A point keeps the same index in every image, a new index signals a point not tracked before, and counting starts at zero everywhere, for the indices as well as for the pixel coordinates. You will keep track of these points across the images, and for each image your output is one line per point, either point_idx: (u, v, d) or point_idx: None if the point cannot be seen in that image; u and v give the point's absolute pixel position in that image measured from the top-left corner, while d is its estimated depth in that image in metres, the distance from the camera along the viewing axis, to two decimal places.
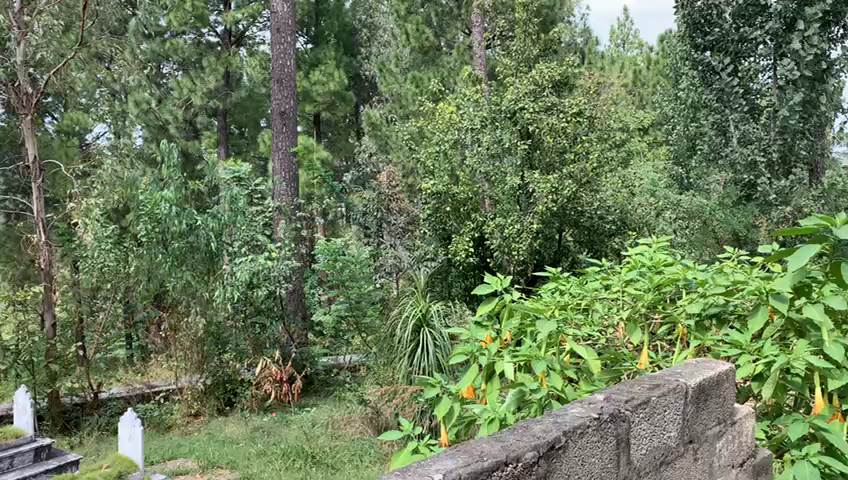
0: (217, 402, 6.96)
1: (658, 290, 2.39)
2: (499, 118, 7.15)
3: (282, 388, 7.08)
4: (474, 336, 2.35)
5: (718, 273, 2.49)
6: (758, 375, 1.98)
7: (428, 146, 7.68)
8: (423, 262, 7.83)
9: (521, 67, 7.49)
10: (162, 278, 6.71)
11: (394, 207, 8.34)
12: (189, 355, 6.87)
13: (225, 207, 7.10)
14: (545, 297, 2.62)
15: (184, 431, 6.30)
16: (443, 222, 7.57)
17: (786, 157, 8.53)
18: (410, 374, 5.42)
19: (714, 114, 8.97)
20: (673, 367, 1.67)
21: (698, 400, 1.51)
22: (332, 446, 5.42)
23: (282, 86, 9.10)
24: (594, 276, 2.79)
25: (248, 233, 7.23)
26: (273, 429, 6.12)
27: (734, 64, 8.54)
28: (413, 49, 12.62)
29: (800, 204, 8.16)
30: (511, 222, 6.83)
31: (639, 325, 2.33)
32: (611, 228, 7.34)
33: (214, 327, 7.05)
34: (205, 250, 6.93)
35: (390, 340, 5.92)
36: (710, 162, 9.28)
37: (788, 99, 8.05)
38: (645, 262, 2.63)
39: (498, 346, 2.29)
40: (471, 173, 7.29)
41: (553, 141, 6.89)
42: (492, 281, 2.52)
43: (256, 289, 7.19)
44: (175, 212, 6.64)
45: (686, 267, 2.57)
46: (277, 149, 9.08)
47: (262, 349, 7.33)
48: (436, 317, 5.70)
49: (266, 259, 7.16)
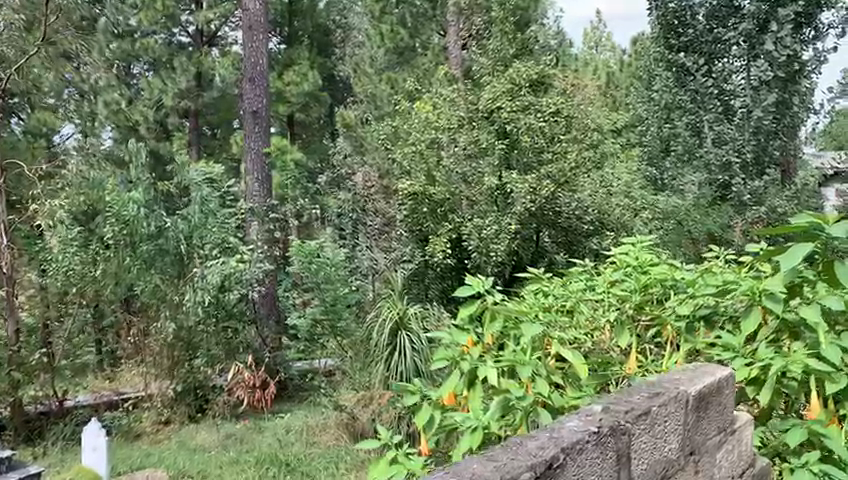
0: (188, 408, 6.75)
1: (643, 292, 2.32)
2: (476, 118, 7.20)
3: (256, 394, 7.09)
4: (455, 340, 2.30)
5: (705, 273, 2.42)
6: (754, 380, 1.89)
7: (403, 146, 7.57)
8: (399, 264, 7.49)
9: (499, 66, 7.36)
10: (130, 282, 6.58)
11: (370, 207, 8.12)
12: (159, 361, 6.67)
13: (195, 206, 6.90)
14: (528, 299, 2.53)
15: (154, 439, 6.09)
16: (422, 222, 7.28)
17: (760, 158, 8.60)
18: (386, 378, 5.43)
19: (688, 115, 8.92)
20: (669, 372, 1.56)
21: (699, 409, 1.41)
22: (307, 454, 5.33)
23: (254, 85, 8.91)
24: (578, 278, 2.70)
25: (222, 235, 6.96)
26: (247, 436, 5.95)
27: (707, 65, 8.56)
28: (388, 50, 12.66)
29: (775, 204, 8.54)
30: (489, 223, 6.79)
31: (628, 327, 2.25)
32: (589, 229, 7.29)
33: (185, 332, 6.75)
34: (175, 253, 6.75)
35: (367, 345, 5.75)
36: (683, 163, 9.28)
37: (762, 100, 8.25)
38: (630, 262, 2.54)
39: (480, 351, 2.22)
40: (448, 173, 7.16)
41: (531, 140, 6.89)
42: (473, 283, 2.44)
43: (227, 293, 6.89)
44: (144, 212, 6.52)
45: (672, 267, 2.49)
46: (249, 149, 8.94)
47: (235, 353, 7.19)
48: (415, 320, 5.58)
49: (239, 261, 6.90)
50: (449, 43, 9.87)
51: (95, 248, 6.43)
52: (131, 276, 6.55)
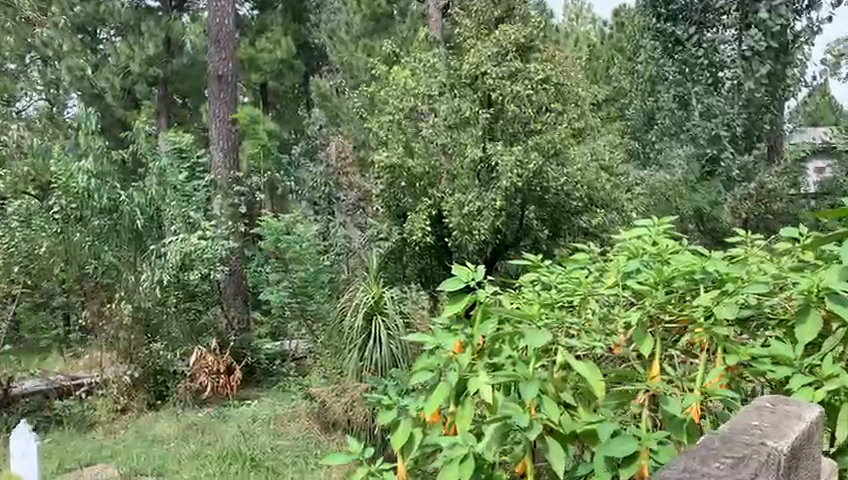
0: (147, 395, 6.32)
1: (666, 286, 1.89)
2: (458, 84, 6.76)
3: (220, 380, 6.60)
4: (439, 345, 1.92)
5: (735, 262, 2.05)
6: (825, 406, 1.53)
7: (379, 115, 7.06)
8: (375, 243, 6.95)
9: (484, 29, 6.92)
10: (81, 261, 5.98)
11: (344, 181, 7.52)
12: (116, 343, 6.24)
13: (153, 182, 6.40)
14: (526, 291, 2.12)
15: (109, 429, 5.65)
16: (399, 198, 6.87)
17: (749, 132, 8.90)
18: (360, 370, 4.96)
19: (676, 87, 9.07)
20: (739, 409, 1.22)
21: (791, 469, 1.07)
22: (274, 446, 4.93)
23: (220, 48, 8.36)
24: (583, 264, 2.28)
25: (181, 209, 6.50)
26: (209, 426, 5.52)
27: (698, 34, 8.82)
28: (365, 16, 12.18)
29: (765, 180, 8.63)
30: (471, 199, 6.36)
31: (649, 329, 1.85)
32: (578, 206, 6.87)
33: (142, 313, 6.33)
34: (131, 230, 6.26)
35: (340, 333, 5.22)
36: (668, 138, 9.19)
37: (755, 72, 8.50)
38: (647, 250, 2.13)
39: (468, 360, 1.84)
40: (428, 145, 6.70)
41: (518, 109, 6.49)
42: (460, 275, 2.05)
43: (188, 273, 6.33)
44: (95, 184, 5.95)
45: (697, 255, 2.11)
46: (215, 116, 8.44)
47: (200, 336, 6.76)
48: (391, 303, 5.12)
49: (199, 238, 6.37)
50: (430, 8, 9.27)
51: (41, 223, 5.80)
52: (82, 254, 5.94)
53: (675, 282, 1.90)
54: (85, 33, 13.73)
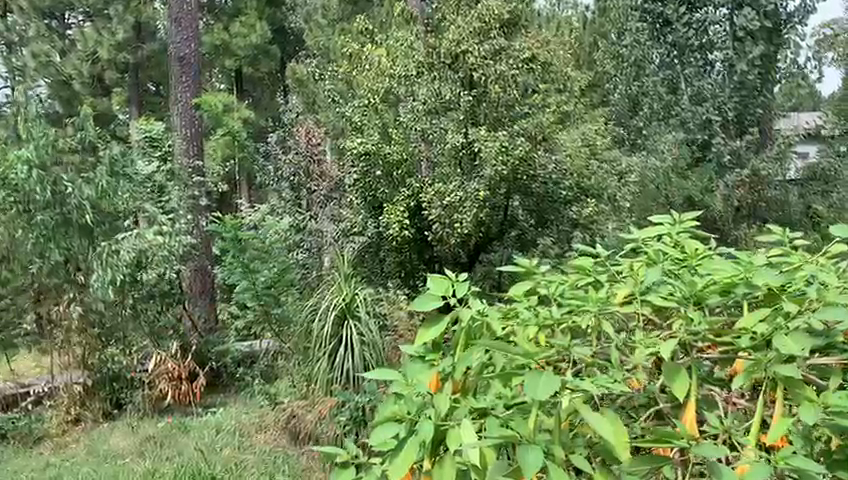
0: (103, 404, 5.93)
1: (701, 304, 1.48)
2: (437, 63, 6.27)
3: (182, 388, 6.13)
4: (411, 382, 1.52)
5: (775, 265, 1.64)
6: None
7: (353, 99, 6.58)
8: (349, 237, 6.42)
9: (464, 4, 6.28)
10: (23, 260, 5.63)
11: (315, 170, 6.66)
12: (68, 351, 5.87)
13: (104, 173, 5.87)
14: (519, 305, 1.69)
15: (59, 444, 5.23)
16: (375, 188, 6.32)
17: (740, 117, 8.40)
18: (330, 383, 4.64)
19: (664, 70, 8.58)
20: None
21: None
22: (239, 460, 4.43)
23: (181, 27, 7.88)
24: (587, 271, 1.82)
25: (133, 202, 6.10)
26: (169, 439, 5.05)
27: (688, 14, 8.19)
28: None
29: (758, 167, 8.36)
30: (452, 188, 5.95)
31: (682, 362, 1.43)
32: (568, 195, 6.45)
33: (94, 315, 5.93)
34: (81, 224, 5.71)
35: (307, 337, 4.91)
36: (656, 123, 8.92)
37: (748, 53, 8.01)
38: (673, 254, 1.69)
39: (452, 402, 1.43)
40: (405, 130, 6.24)
41: (502, 92, 6.07)
42: (437, 287, 1.62)
43: (141, 272, 6.00)
44: (37, 176, 5.40)
45: (731, 259, 1.69)
46: (176, 100, 7.97)
47: (158, 340, 6.35)
48: (363, 305, 4.83)
49: (156, 233, 6.04)
50: None
51: None
52: (25, 253, 5.58)
53: (712, 298, 1.50)
54: (52, 17, 13.16)
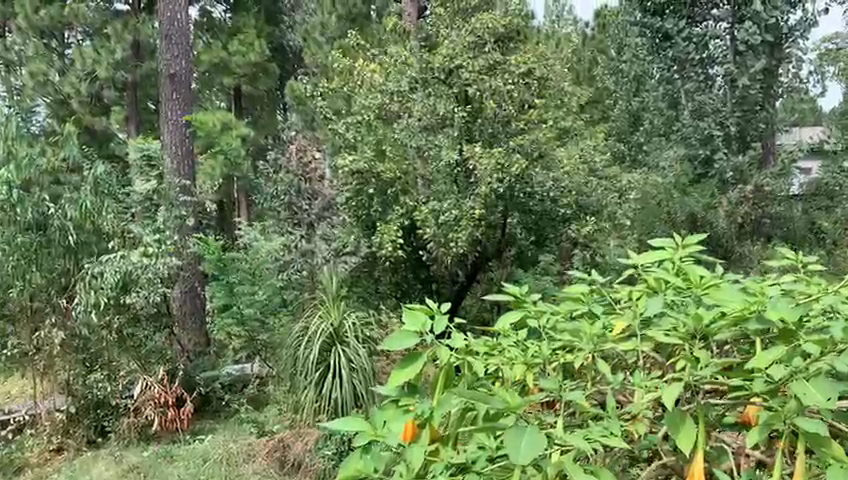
0: (87, 432, 5.94)
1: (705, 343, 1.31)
2: (431, 79, 6.15)
3: (168, 414, 6.08)
4: (383, 430, 1.35)
5: (788, 295, 1.46)
6: None
7: (346, 116, 6.42)
8: (340, 258, 6.32)
9: (459, 20, 6.26)
10: (5, 281, 5.44)
11: (307, 188, 6.55)
12: (48, 378, 5.86)
13: (89, 192, 5.68)
14: (504, 340, 1.52)
15: (39, 474, 5.16)
16: (368, 206, 6.23)
17: (744, 132, 8.31)
18: (317, 413, 4.74)
19: (664, 84, 8.44)
20: None
21: None
22: None
23: (171, 44, 7.80)
24: (579, 300, 1.65)
25: (119, 223, 5.90)
26: (153, 468, 4.87)
27: (688, 28, 8.19)
28: (340, 16, 12.03)
29: (761, 182, 8.18)
30: (448, 207, 5.81)
31: (688, 411, 1.25)
32: (566, 213, 6.26)
33: (79, 340, 5.82)
34: (63, 245, 5.57)
35: (293, 363, 4.92)
36: (656, 138, 8.63)
37: (749, 68, 8.09)
38: (676, 282, 1.52)
39: (427, 456, 1.26)
40: (402, 146, 6.14)
41: (497, 108, 5.93)
42: (411, 322, 1.43)
43: (127, 295, 5.79)
44: (17, 195, 5.28)
45: (738, 288, 1.51)
46: (167, 118, 7.82)
47: (149, 366, 6.21)
48: (352, 331, 4.93)
49: (142, 256, 5.83)
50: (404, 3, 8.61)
51: None
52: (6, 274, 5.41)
53: (717, 333, 1.33)
54: (51, 37, 12.57)
